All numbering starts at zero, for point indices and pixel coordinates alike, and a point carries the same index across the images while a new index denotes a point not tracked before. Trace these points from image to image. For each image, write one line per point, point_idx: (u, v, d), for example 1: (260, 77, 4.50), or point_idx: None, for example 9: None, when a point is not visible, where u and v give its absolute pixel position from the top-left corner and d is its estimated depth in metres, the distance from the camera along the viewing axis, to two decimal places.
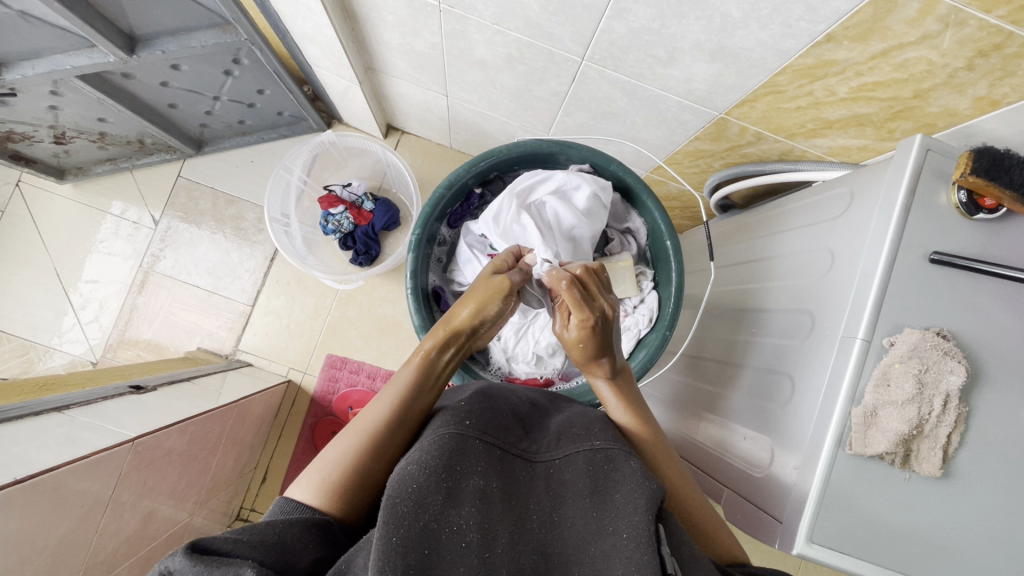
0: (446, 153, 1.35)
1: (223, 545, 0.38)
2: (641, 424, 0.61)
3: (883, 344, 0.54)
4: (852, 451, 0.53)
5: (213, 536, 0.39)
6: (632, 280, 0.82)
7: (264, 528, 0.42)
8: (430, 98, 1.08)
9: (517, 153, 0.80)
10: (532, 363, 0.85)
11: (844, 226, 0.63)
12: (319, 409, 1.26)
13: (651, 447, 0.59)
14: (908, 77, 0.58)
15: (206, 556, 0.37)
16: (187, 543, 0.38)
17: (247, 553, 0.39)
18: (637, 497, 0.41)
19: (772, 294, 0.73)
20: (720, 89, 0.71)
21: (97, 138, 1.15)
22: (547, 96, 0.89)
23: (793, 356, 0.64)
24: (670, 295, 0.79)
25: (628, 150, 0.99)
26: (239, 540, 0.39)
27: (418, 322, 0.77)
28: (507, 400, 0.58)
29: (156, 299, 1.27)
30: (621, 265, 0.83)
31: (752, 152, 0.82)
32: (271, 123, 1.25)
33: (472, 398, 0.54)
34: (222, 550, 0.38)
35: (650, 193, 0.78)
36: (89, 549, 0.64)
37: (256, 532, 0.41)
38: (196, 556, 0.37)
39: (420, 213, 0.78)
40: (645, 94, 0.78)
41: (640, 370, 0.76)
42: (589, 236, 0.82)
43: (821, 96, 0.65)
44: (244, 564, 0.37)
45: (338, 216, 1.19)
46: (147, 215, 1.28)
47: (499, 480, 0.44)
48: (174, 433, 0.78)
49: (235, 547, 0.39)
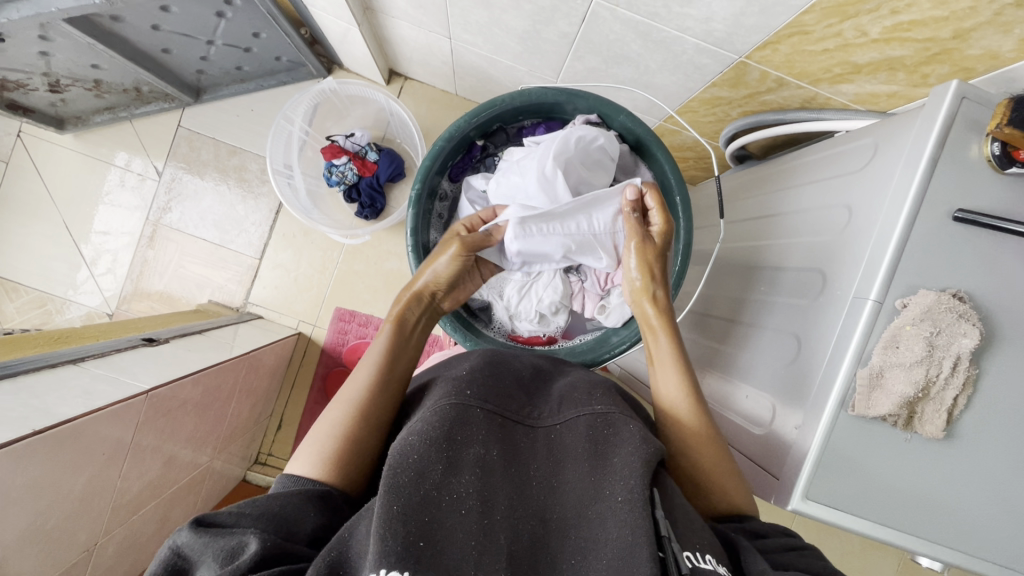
0: (451, 100, 1.30)
1: (226, 518, 0.43)
2: (696, 416, 0.57)
3: (896, 305, 0.52)
4: (855, 412, 0.52)
5: (215, 512, 0.43)
6: None
7: (266, 500, 0.45)
8: (433, 41, 1.02)
9: (520, 103, 0.75)
10: (535, 321, 0.81)
11: (866, 181, 0.60)
12: (329, 361, 1.28)
13: (697, 445, 0.55)
14: (949, 15, 0.53)
15: (209, 528, 0.42)
16: (191, 520, 0.42)
17: (250, 524, 0.43)
18: (634, 463, 0.42)
19: (782, 251, 0.70)
20: (740, 29, 0.65)
21: (92, 86, 1.11)
22: (556, 38, 0.84)
23: (799, 317, 0.62)
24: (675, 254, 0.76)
25: (641, 96, 0.94)
26: (242, 513, 0.43)
27: None
28: (510, 366, 0.57)
29: (166, 252, 1.28)
30: None
31: (773, 100, 0.78)
32: (270, 69, 1.21)
33: (477, 366, 0.54)
34: (226, 522, 0.42)
35: (660, 144, 0.73)
36: (115, 491, 0.68)
37: (259, 504, 0.44)
38: (199, 529, 0.41)
39: (420, 165, 0.75)
40: (660, 35, 0.73)
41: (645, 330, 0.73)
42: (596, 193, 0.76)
43: (851, 36, 0.60)
44: (247, 534, 0.41)
45: (342, 167, 1.16)
46: (151, 166, 1.27)
47: (499, 449, 0.44)
48: (189, 383, 0.79)
49: (239, 519, 0.43)
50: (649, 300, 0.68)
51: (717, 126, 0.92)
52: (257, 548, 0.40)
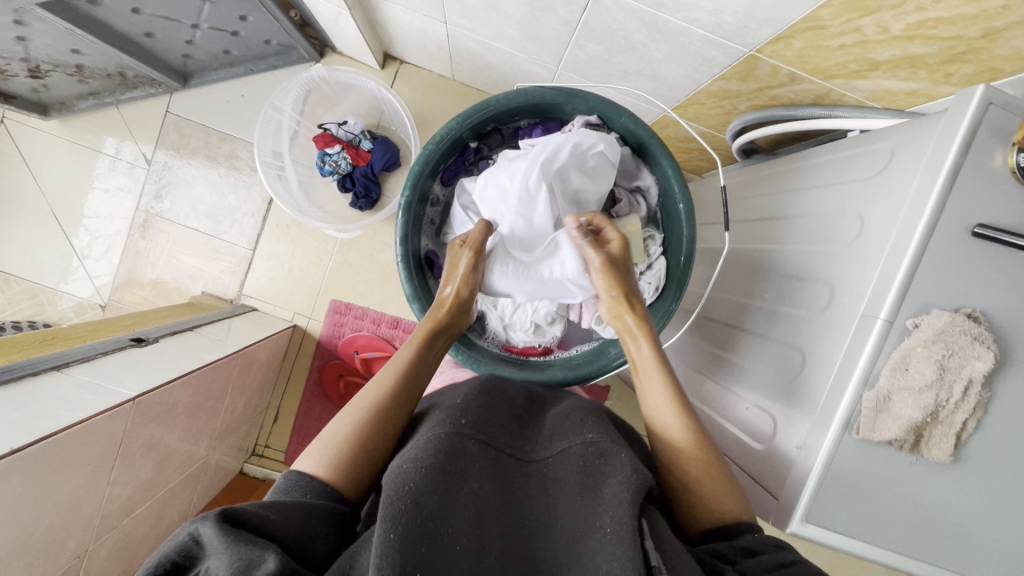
0: (448, 85, 1.25)
1: (252, 520, 0.41)
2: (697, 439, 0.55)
3: (907, 325, 0.49)
4: (859, 435, 0.50)
5: (242, 509, 0.41)
6: (640, 245, 0.73)
7: (290, 510, 0.44)
8: (428, 26, 0.97)
9: (516, 104, 0.72)
10: (530, 332, 0.78)
11: (879, 189, 0.57)
12: (325, 353, 1.27)
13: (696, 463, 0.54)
14: (979, 13, 0.48)
15: (234, 527, 0.39)
16: (219, 512, 0.39)
17: (272, 534, 0.41)
18: (623, 495, 0.41)
19: (788, 257, 0.68)
20: (752, 23, 0.61)
21: (75, 71, 1.07)
22: (556, 26, 0.80)
23: (803, 330, 0.60)
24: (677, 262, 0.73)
25: (646, 88, 0.89)
26: (268, 519, 0.42)
27: (410, 292, 0.72)
28: (504, 395, 0.56)
29: (157, 242, 1.25)
30: (629, 229, 0.74)
31: (783, 94, 0.74)
32: (260, 52, 1.16)
33: (470, 394, 0.52)
34: (251, 525, 0.41)
35: (665, 149, 0.70)
36: (102, 498, 0.67)
37: (283, 513, 0.43)
38: (225, 524, 0.39)
39: (411, 168, 0.73)
40: (666, 26, 0.69)
41: None
42: (595, 199, 0.75)
43: (871, 33, 0.56)
44: (268, 546, 0.38)
45: (335, 156, 1.12)
46: (140, 154, 1.24)
47: (493, 483, 0.43)
48: (178, 386, 0.78)
49: (264, 525, 0.41)
50: (625, 312, 0.67)
51: (724, 118, 0.88)
52: (276, 565, 0.37)
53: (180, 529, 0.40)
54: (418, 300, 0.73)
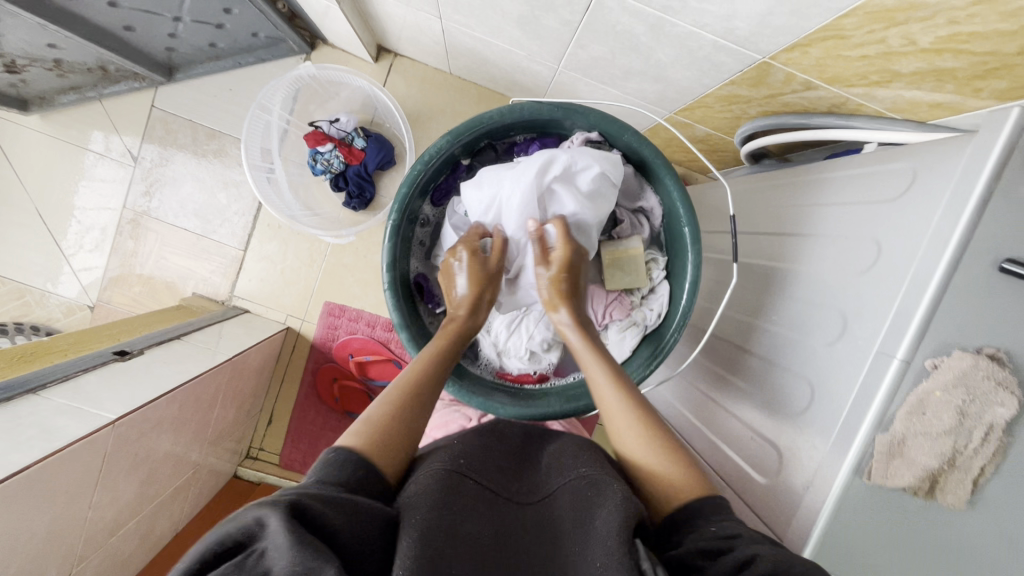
0: (444, 79, 1.19)
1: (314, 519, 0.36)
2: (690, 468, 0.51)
3: (926, 366, 0.46)
4: (872, 481, 0.48)
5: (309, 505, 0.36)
6: (641, 269, 0.74)
7: (348, 513, 0.38)
8: (421, 20, 0.92)
9: (511, 120, 0.70)
10: (525, 358, 0.77)
11: (898, 216, 0.53)
12: (319, 356, 1.25)
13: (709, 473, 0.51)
14: (1017, 30, 0.44)
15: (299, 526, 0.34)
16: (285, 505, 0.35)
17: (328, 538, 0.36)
18: (613, 521, 0.39)
19: (799, 279, 0.64)
20: (766, 30, 0.57)
21: (53, 65, 1.02)
22: (557, 26, 0.75)
23: (813, 361, 0.57)
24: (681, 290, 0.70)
25: (650, 89, 0.84)
26: (328, 520, 0.36)
27: (395, 320, 0.70)
28: (500, 438, 0.56)
29: (146, 242, 1.22)
30: (630, 252, 0.74)
31: (797, 101, 0.70)
32: (247, 45, 1.11)
33: (468, 437, 0.53)
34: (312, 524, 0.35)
35: (669, 169, 0.67)
36: (84, 522, 0.65)
37: (343, 515, 0.37)
38: (290, 521, 0.34)
39: (399, 190, 0.70)
40: (674, 30, 0.64)
41: (645, 372, 0.68)
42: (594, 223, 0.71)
43: (895, 45, 0.51)
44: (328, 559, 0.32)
45: (327, 155, 1.08)
46: (125, 150, 1.19)
47: (491, 525, 0.42)
48: (162, 404, 0.75)
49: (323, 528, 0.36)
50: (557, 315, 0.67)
51: (732, 122, 0.84)
52: None
53: (250, 508, 0.36)
54: (405, 328, 0.70)
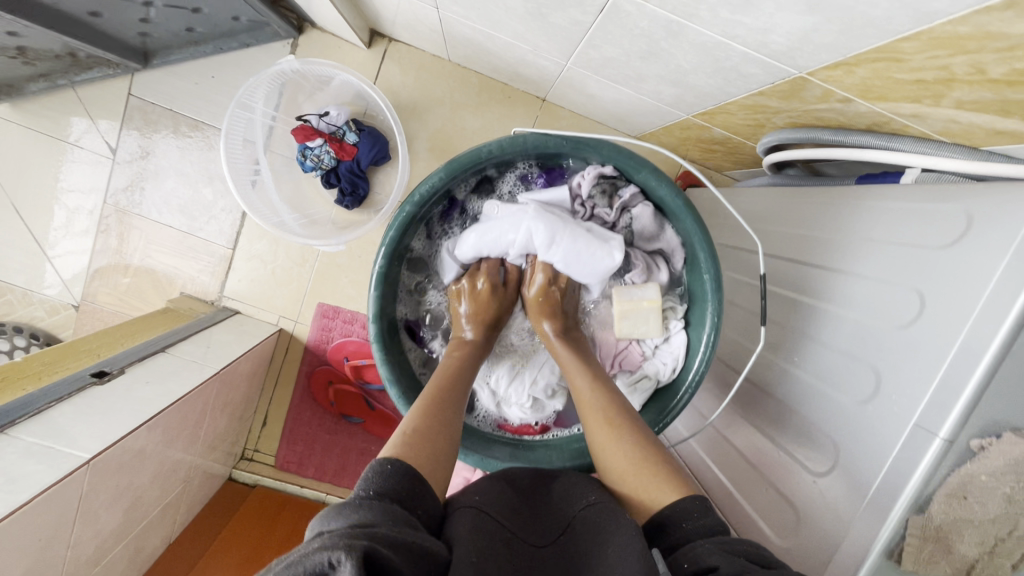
0: (442, 66, 1.11)
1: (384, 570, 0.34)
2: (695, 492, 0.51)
3: (971, 446, 0.42)
4: (906, 565, 0.44)
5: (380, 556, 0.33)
6: (657, 322, 0.69)
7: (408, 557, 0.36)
8: (416, 8, 0.84)
9: (513, 153, 0.66)
10: (527, 407, 0.74)
11: (942, 272, 0.48)
12: (313, 358, 1.21)
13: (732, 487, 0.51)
14: None
15: None
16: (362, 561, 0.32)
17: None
18: (630, 543, 0.42)
19: (827, 319, 0.59)
20: (808, 46, 0.50)
21: (17, 53, 0.94)
22: (566, 25, 0.68)
23: (841, 421, 0.53)
24: (699, 339, 0.68)
25: (667, 91, 0.77)
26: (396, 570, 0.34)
27: (387, 375, 0.68)
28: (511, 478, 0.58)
29: (129, 239, 1.16)
30: (646, 304, 0.69)
31: (831, 117, 0.63)
32: (228, 29, 1.03)
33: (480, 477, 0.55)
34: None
35: (689, 212, 0.64)
36: (62, 563, 0.62)
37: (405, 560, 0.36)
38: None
39: (387, 232, 0.67)
40: (699, 38, 0.57)
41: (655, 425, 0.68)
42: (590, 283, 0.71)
43: (960, 72, 0.44)
44: None
45: (317, 151, 1.01)
46: (103, 142, 1.12)
47: (513, 560, 0.43)
48: (143, 432, 0.72)
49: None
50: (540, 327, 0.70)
51: (755, 130, 0.77)
52: None
53: (317, 548, 0.33)
54: (395, 381, 0.68)
